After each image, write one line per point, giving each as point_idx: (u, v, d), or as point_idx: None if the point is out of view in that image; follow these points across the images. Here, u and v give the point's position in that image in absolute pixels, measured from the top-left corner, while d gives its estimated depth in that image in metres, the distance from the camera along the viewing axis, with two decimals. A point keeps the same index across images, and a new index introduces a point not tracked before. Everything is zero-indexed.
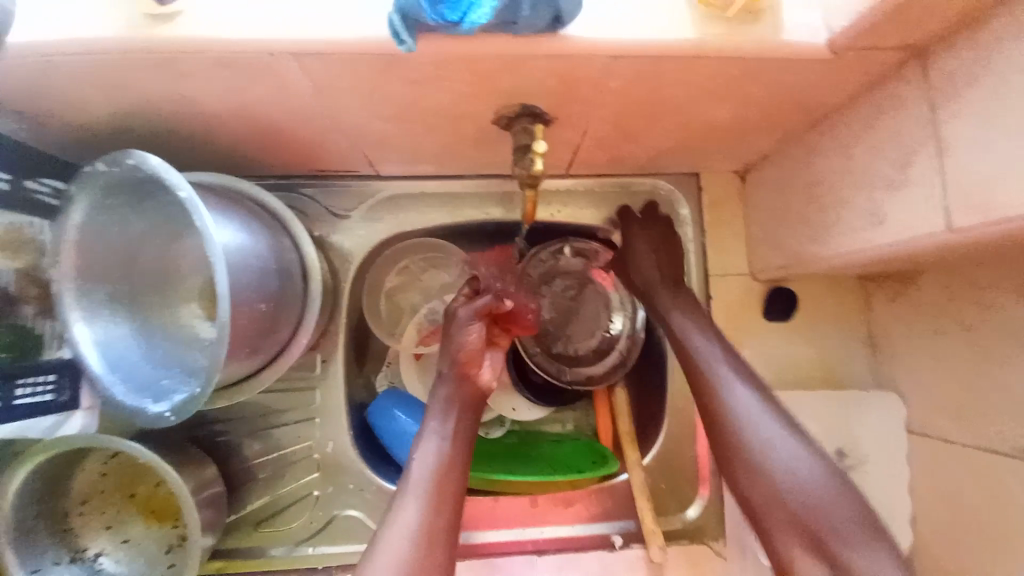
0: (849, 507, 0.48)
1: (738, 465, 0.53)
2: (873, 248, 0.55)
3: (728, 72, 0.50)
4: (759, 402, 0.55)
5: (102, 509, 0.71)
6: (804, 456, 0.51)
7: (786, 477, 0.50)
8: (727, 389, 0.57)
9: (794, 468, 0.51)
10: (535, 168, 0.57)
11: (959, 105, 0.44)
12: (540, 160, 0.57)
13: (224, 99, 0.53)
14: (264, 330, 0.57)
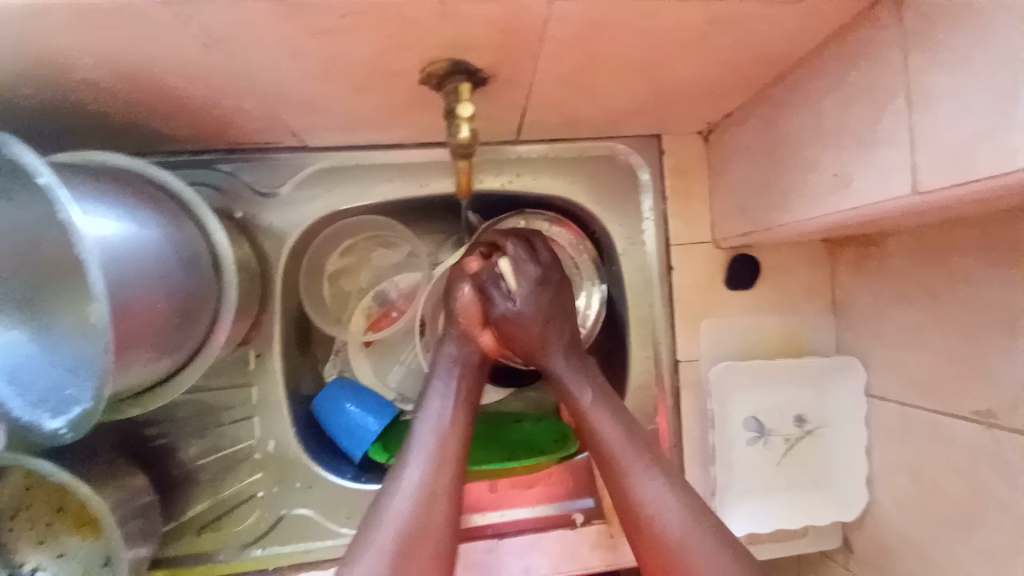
0: None
1: (630, 529, 0.54)
2: (837, 214, 0.51)
3: (685, 15, 0.43)
4: (625, 442, 0.58)
5: (32, 522, 0.66)
6: (709, 540, 0.51)
7: (658, 517, 0.53)
8: (636, 475, 0.56)
9: (706, 562, 0.50)
10: (461, 137, 0.51)
11: (938, 51, 0.39)
12: (467, 126, 0.51)
13: (85, 58, 0.43)
14: (174, 325, 0.50)
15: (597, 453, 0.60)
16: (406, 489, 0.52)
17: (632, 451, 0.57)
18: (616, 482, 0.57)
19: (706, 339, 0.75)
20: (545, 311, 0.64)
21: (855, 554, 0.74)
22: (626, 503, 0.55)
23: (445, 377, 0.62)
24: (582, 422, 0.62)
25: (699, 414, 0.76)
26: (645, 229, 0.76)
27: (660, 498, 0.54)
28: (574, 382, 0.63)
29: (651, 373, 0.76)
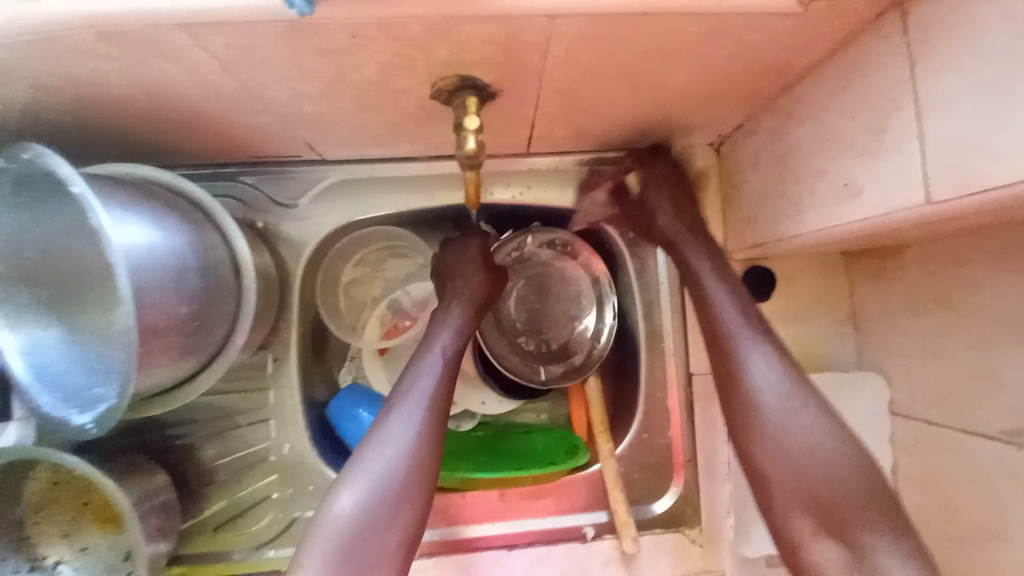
0: (865, 488, 0.49)
1: (747, 428, 0.53)
2: (848, 225, 0.50)
3: (684, 29, 0.44)
4: (736, 306, 0.59)
5: (56, 518, 0.69)
6: (830, 445, 0.51)
7: (789, 432, 0.51)
8: (749, 358, 0.55)
9: (817, 461, 0.50)
10: (467, 149, 0.51)
11: (941, 62, 0.39)
12: (473, 139, 0.51)
13: (123, 80, 0.47)
14: (196, 330, 0.53)
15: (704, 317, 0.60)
16: (359, 489, 0.50)
17: (748, 331, 0.57)
18: (722, 350, 0.57)
19: None
20: (685, 218, 0.67)
21: None
22: (734, 385, 0.55)
23: (412, 387, 0.56)
24: (705, 313, 0.60)
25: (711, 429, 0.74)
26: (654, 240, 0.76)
27: (767, 382, 0.54)
28: (713, 270, 0.62)
29: (662, 386, 0.76)
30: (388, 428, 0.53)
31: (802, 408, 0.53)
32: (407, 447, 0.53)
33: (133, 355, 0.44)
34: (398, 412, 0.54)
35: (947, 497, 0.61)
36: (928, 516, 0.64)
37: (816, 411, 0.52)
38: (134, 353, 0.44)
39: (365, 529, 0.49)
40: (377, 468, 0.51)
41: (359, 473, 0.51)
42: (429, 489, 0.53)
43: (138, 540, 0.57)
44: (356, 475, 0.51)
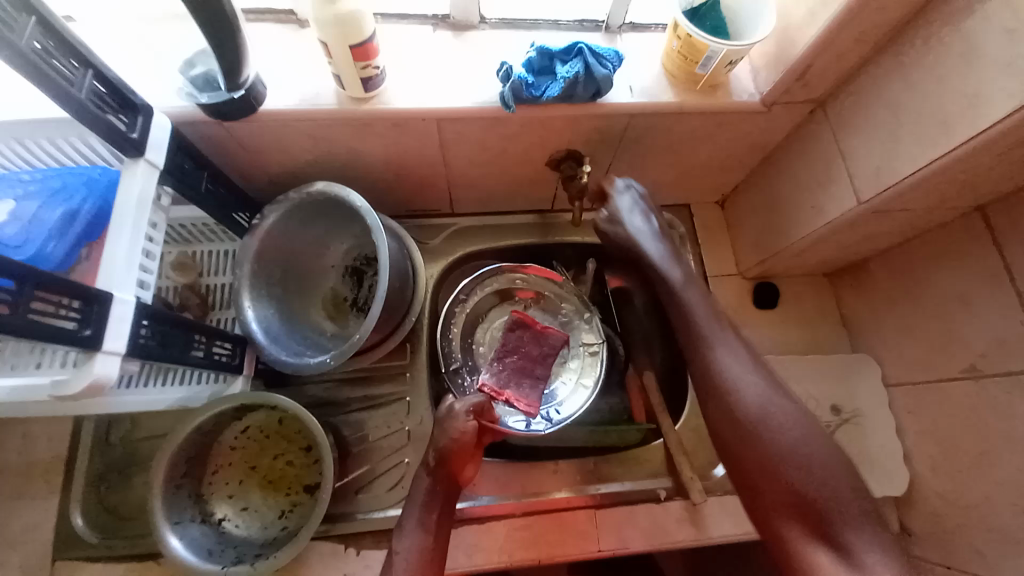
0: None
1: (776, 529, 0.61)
2: (820, 230, 0.79)
3: (705, 119, 0.78)
4: (795, 492, 0.60)
5: (227, 479, 0.84)
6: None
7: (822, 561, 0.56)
8: (785, 515, 0.60)
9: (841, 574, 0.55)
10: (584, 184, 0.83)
11: (851, 131, 0.71)
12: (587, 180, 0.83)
13: (375, 149, 0.79)
14: (393, 307, 0.83)
15: (741, 470, 0.65)
16: (405, 534, 0.71)
17: (788, 475, 0.61)
18: (750, 491, 0.64)
19: (745, 345, 0.97)
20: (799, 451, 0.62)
21: (914, 534, 0.84)
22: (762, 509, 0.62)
23: (430, 458, 0.76)
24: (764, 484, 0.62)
25: None
26: (686, 268, 1.03)
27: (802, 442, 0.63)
28: (824, 475, 0.60)
29: None
30: (422, 484, 0.75)
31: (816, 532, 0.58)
32: (428, 505, 0.73)
33: (377, 311, 0.75)
34: (423, 477, 0.75)
35: (941, 437, 0.80)
36: (933, 460, 0.81)
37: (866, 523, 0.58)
38: (377, 310, 0.75)
39: (402, 561, 0.69)
40: (410, 519, 0.72)
41: (405, 521, 0.73)
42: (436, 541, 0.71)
43: (325, 470, 0.77)
44: (403, 522, 0.73)
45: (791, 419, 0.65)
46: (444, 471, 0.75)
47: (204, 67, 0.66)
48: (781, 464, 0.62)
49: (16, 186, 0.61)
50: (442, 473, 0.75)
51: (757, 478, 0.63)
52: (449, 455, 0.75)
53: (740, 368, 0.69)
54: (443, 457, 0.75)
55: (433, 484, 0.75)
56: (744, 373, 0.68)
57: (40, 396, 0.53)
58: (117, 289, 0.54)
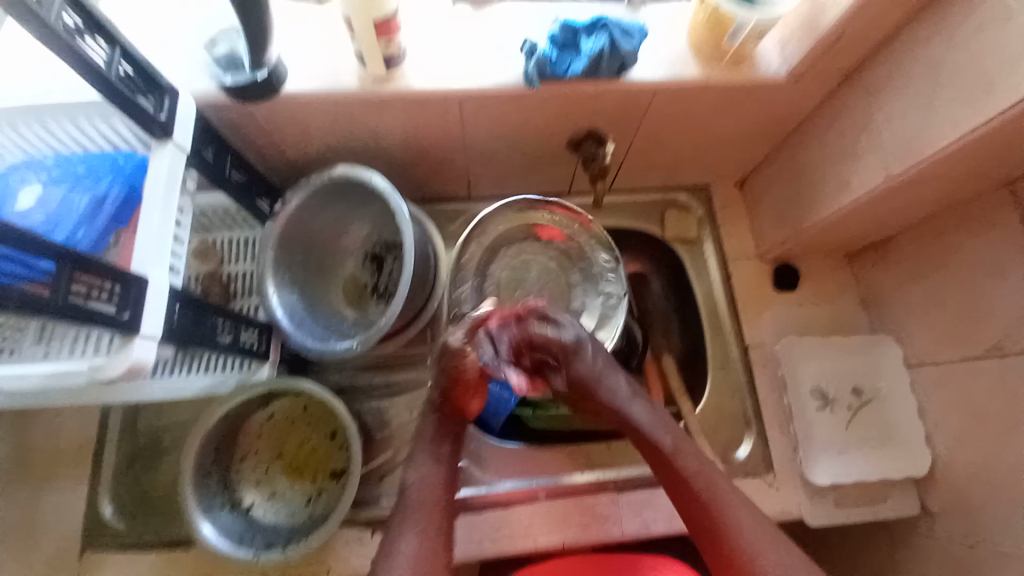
0: None
1: (716, 547, 0.65)
2: (846, 206, 0.78)
3: (729, 94, 0.77)
4: (734, 510, 0.66)
5: (254, 466, 0.84)
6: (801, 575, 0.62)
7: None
8: (735, 517, 0.66)
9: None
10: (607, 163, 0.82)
11: (882, 101, 0.70)
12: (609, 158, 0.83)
13: (396, 130, 0.78)
14: (416, 290, 0.83)
15: (677, 479, 0.70)
16: (419, 469, 0.72)
17: (721, 484, 0.68)
18: (692, 500, 0.68)
19: (766, 326, 0.96)
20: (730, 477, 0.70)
21: (937, 512, 0.84)
22: (701, 515, 0.67)
23: (437, 395, 0.75)
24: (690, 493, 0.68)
25: (772, 386, 0.94)
26: (704, 250, 1.03)
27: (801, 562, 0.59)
28: (727, 487, 0.68)
29: (726, 356, 0.97)
30: (430, 422, 0.75)
31: (766, 540, 0.64)
32: (439, 438, 0.74)
33: (404, 294, 0.76)
34: (431, 414, 0.75)
35: (965, 414, 0.80)
36: (959, 437, 0.80)
37: (781, 546, 0.64)
38: (404, 293, 0.76)
39: (422, 492, 0.70)
40: (422, 456, 0.73)
41: (418, 456, 0.73)
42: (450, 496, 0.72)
43: (357, 452, 0.78)
44: (413, 459, 0.74)
45: (693, 447, 0.71)
46: (453, 408, 0.75)
47: (227, 46, 0.66)
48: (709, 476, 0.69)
49: (40, 171, 0.61)
50: (450, 411, 0.75)
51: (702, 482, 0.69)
52: (457, 382, 0.73)
53: (734, 510, 0.66)
54: (449, 395, 0.74)
55: (442, 424, 0.75)
56: (745, 523, 0.65)
57: (80, 379, 0.53)
58: (151, 272, 0.54)
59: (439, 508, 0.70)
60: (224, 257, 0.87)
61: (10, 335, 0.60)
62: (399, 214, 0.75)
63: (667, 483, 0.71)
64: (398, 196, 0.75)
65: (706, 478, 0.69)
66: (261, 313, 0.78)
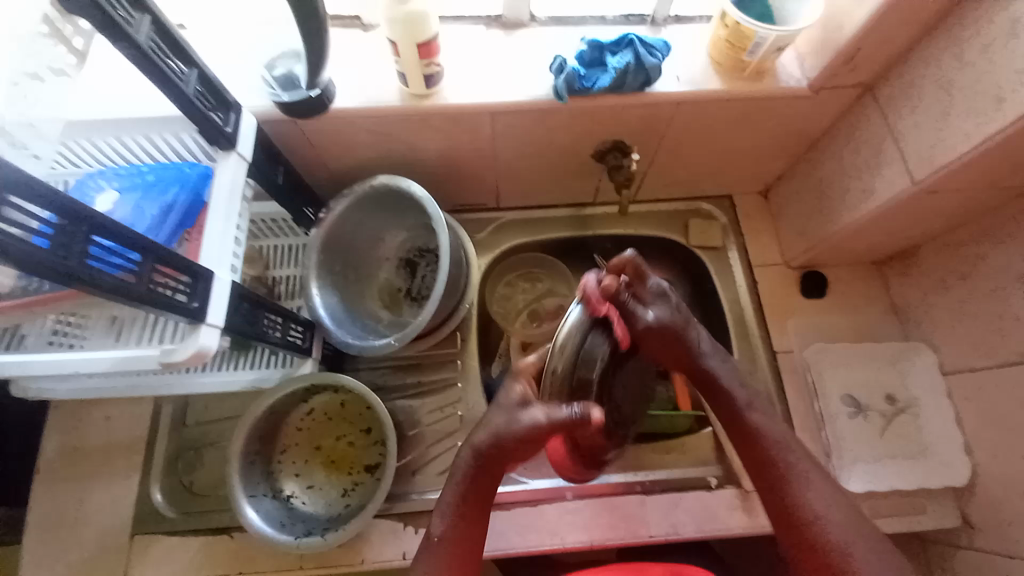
0: None
1: (798, 526, 0.61)
2: (871, 214, 0.79)
3: (749, 107, 0.80)
4: (801, 474, 0.63)
5: (294, 459, 0.89)
6: (871, 545, 0.59)
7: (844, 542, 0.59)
8: (808, 488, 0.62)
9: (867, 561, 0.58)
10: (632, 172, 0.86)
11: (902, 110, 0.71)
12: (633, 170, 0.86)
13: (431, 145, 0.84)
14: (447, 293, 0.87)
15: (770, 462, 0.65)
16: (444, 505, 0.65)
17: (803, 466, 0.64)
18: (782, 486, 0.63)
19: (792, 334, 0.97)
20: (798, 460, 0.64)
21: (977, 526, 0.81)
22: (789, 500, 0.62)
23: (479, 441, 0.64)
24: (778, 467, 0.64)
25: (800, 393, 0.93)
26: (729, 258, 1.03)
27: (842, 527, 0.60)
28: (803, 472, 0.63)
29: (753, 363, 0.96)
30: (460, 477, 0.65)
31: (838, 512, 0.61)
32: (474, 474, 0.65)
33: (438, 296, 0.80)
34: (467, 457, 0.65)
35: (1004, 423, 0.78)
36: (999, 447, 0.78)
37: (850, 516, 0.61)
38: (439, 294, 0.80)
39: (449, 526, 0.64)
40: (449, 507, 0.65)
41: (449, 489, 0.66)
42: (482, 524, 0.66)
43: (393, 446, 0.82)
44: (439, 508, 0.65)
45: (777, 426, 0.67)
46: (489, 460, 0.64)
47: (285, 68, 0.73)
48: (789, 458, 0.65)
49: (115, 180, 0.68)
50: (488, 460, 0.64)
51: (786, 461, 0.64)
52: (504, 443, 0.62)
53: (822, 499, 0.62)
54: (498, 444, 0.62)
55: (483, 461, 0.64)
56: (829, 508, 0.61)
57: (149, 364, 0.59)
58: (215, 268, 0.60)
59: (466, 564, 0.64)
60: (269, 263, 0.93)
61: (71, 330, 0.70)
62: (435, 219, 0.80)
63: (749, 468, 0.67)
64: (435, 202, 0.80)
65: (780, 455, 0.65)
66: (306, 311, 0.84)
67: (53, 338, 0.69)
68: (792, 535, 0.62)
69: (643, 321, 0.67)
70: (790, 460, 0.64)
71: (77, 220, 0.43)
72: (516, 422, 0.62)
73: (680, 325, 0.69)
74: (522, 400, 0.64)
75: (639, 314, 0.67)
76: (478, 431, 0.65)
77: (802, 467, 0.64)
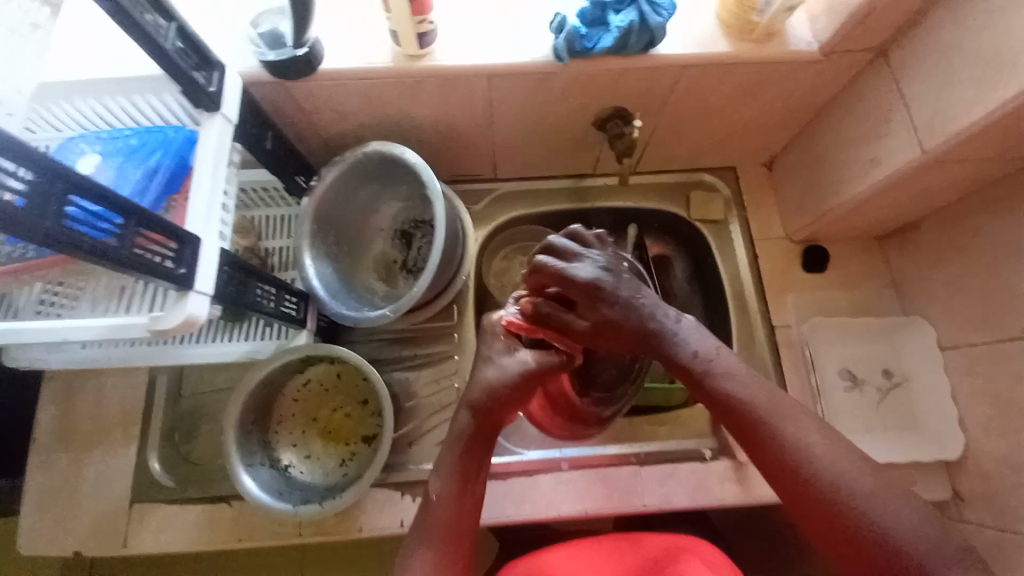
0: None
1: (792, 480, 0.56)
2: (876, 184, 0.76)
3: (756, 71, 0.77)
4: (777, 407, 0.59)
5: (291, 429, 0.89)
6: (870, 486, 0.53)
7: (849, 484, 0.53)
8: (793, 428, 0.58)
9: (871, 502, 0.52)
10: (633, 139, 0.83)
11: (913, 75, 0.69)
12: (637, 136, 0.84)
13: (425, 111, 0.81)
14: (443, 264, 0.86)
15: (741, 408, 0.60)
16: (438, 476, 0.65)
17: (782, 410, 0.59)
18: (760, 432, 0.59)
19: (790, 309, 0.96)
20: (772, 394, 0.61)
21: (966, 498, 0.82)
22: (774, 446, 0.58)
23: (475, 399, 0.66)
24: (760, 413, 0.59)
25: (798, 367, 0.93)
26: (730, 231, 1.02)
27: (834, 465, 0.55)
28: (784, 410, 0.59)
29: (751, 338, 0.96)
30: (458, 437, 0.66)
31: (827, 450, 0.56)
32: (471, 445, 0.66)
33: (434, 266, 0.79)
34: (465, 419, 0.66)
35: (996, 398, 0.77)
36: (990, 421, 0.78)
37: (848, 458, 0.55)
38: (435, 265, 0.79)
39: (439, 506, 0.63)
40: (449, 463, 0.65)
41: (441, 467, 0.65)
42: (474, 500, 0.64)
43: (389, 416, 0.81)
44: (437, 470, 0.65)
45: (742, 370, 0.63)
46: (488, 415, 0.66)
47: (270, 25, 0.69)
48: (761, 399, 0.61)
49: (97, 143, 0.65)
50: (488, 416, 0.66)
51: (760, 407, 0.60)
52: (499, 395, 0.66)
53: (805, 434, 0.57)
54: (495, 399, 0.66)
55: (477, 431, 0.66)
56: (819, 445, 0.56)
57: (140, 331, 0.58)
58: (202, 233, 0.58)
59: (462, 523, 0.62)
60: (261, 233, 0.91)
61: (57, 299, 0.68)
62: (429, 188, 0.78)
63: (731, 427, 0.62)
64: (430, 170, 0.78)
65: (755, 398, 0.60)
66: (300, 282, 0.82)
67: (40, 308, 0.68)
68: (789, 492, 0.57)
69: (579, 331, 0.67)
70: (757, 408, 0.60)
71: (55, 179, 0.41)
72: (505, 373, 0.67)
73: (630, 311, 0.66)
74: (506, 350, 0.70)
75: (573, 320, 0.67)
76: (471, 390, 0.68)
77: (781, 407, 0.60)
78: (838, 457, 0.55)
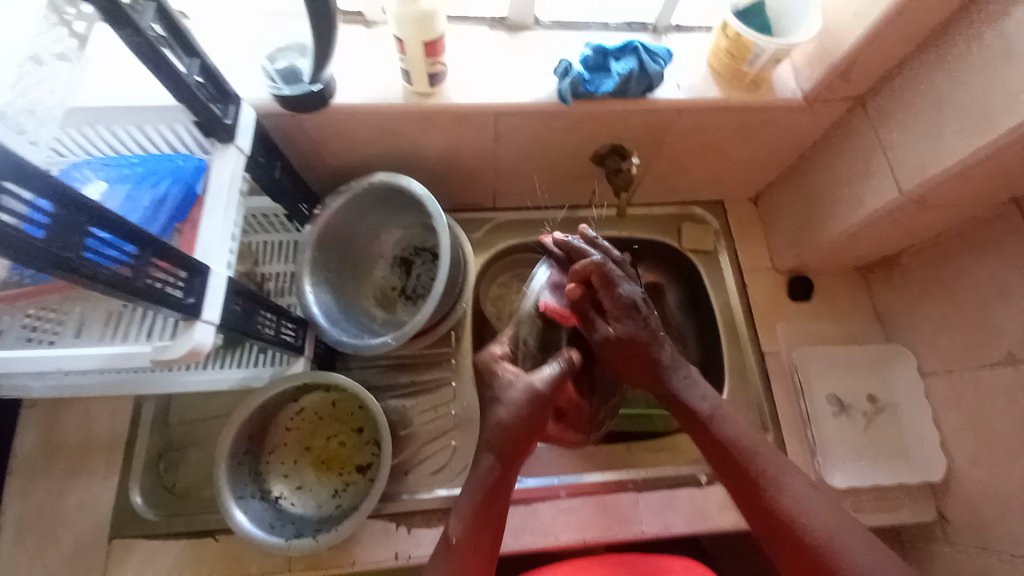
0: None
1: (787, 536, 0.61)
2: (859, 223, 0.81)
3: (746, 116, 0.82)
4: (784, 469, 0.65)
5: (283, 459, 0.87)
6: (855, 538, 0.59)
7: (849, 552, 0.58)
8: (788, 484, 0.63)
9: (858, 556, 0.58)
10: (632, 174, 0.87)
11: (891, 124, 0.74)
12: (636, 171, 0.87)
13: (432, 144, 0.84)
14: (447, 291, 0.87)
15: (742, 469, 0.65)
16: (458, 516, 0.65)
17: (778, 468, 0.65)
18: (758, 492, 0.64)
19: (780, 338, 1.00)
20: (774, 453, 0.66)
21: (952, 523, 0.85)
22: (774, 508, 0.62)
23: (487, 436, 0.67)
24: (761, 475, 0.64)
25: (787, 395, 0.96)
26: (721, 262, 1.06)
27: (824, 522, 0.60)
28: (788, 472, 0.64)
29: (743, 366, 0.98)
30: (479, 480, 0.65)
31: (823, 509, 0.62)
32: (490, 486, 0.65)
33: (438, 295, 0.80)
34: (487, 459, 0.66)
35: (977, 425, 0.81)
36: (973, 448, 0.82)
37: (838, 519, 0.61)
38: (439, 293, 0.80)
39: (456, 548, 0.63)
40: (468, 510, 0.64)
41: (460, 509, 0.65)
42: (492, 543, 0.64)
43: (388, 445, 0.80)
44: (456, 510, 0.65)
45: (742, 424, 0.69)
46: (507, 454, 0.66)
47: (287, 61, 0.71)
48: (754, 453, 0.66)
49: (103, 170, 0.65)
50: (505, 450, 0.66)
51: (761, 469, 0.65)
52: (511, 435, 0.65)
53: (803, 494, 0.63)
54: (505, 433, 0.66)
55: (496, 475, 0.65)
56: (813, 507, 0.61)
57: (142, 360, 0.57)
58: (213, 262, 0.58)
59: (478, 571, 0.62)
60: (260, 259, 0.91)
61: (50, 325, 0.67)
62: (435, 218, 0.79)
63: (726, 481, 0.67)
64: (435, 200, 0.80)
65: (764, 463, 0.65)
66: (299, 308, 0.82)
67: (32, 334, 0.65)
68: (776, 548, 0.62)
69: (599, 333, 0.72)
70: (761, 465, 0.66)
71: (76, 209, 0.42)
72: (516, 407, 0.66)
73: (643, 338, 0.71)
74: (509, 382, 0.69)
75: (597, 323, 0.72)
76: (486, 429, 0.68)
77: (782, 470, 0.65)
78: (829, 518, 0.61)
